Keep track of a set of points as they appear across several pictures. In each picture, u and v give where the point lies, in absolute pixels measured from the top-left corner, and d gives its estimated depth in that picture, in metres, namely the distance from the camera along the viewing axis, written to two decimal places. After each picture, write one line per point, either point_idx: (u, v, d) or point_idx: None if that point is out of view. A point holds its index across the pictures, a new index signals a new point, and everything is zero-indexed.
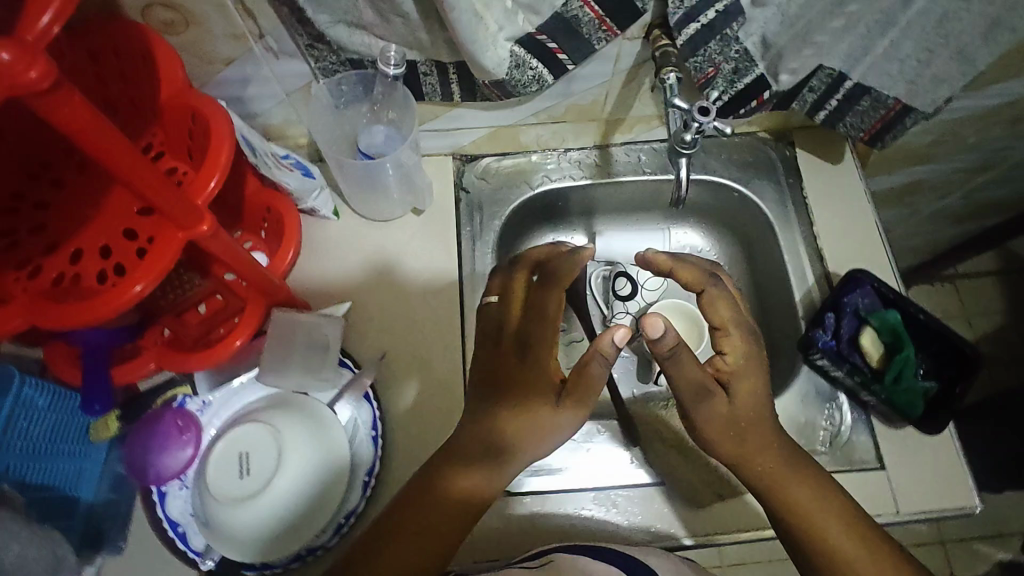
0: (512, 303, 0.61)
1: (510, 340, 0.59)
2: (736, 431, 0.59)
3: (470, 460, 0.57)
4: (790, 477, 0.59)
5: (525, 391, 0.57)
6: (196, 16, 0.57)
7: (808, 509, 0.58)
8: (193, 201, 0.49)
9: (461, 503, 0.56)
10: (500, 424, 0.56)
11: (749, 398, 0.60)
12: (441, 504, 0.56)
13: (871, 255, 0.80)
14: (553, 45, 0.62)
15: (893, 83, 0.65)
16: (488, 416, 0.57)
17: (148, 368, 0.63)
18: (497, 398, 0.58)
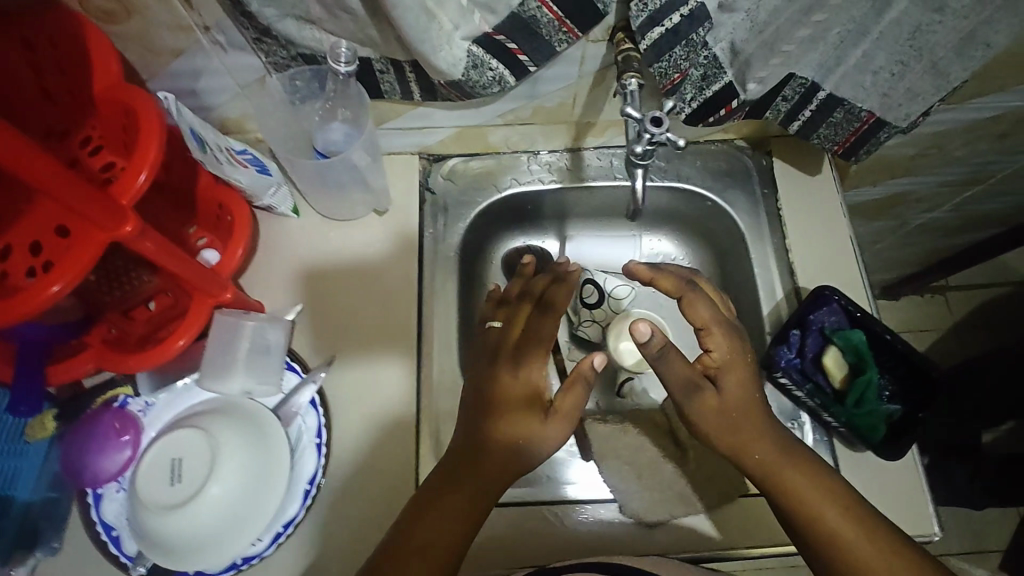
0: (512, 328, 0.65)
1: (503, 356, 0.62)
2: (739, 433, 0.58)
3: (489, 460, 0.56)
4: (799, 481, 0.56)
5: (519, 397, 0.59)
6: (135, 6, 0.55)
7: (825, 513, 0.55)
8: (117, 200, 0.48)
9: (462, 509, 0.55)
10: (504, 427, 0.57)
11: (738, 389, 0.59)
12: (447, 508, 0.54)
13: (843, 271, 0.78)
14: (512, 45, 0.60)
15: (867, 95, 0.63)
16: (492, 417, 0.58)
17: (85, 368, 0.61)
18: (495, 400, 0.59)
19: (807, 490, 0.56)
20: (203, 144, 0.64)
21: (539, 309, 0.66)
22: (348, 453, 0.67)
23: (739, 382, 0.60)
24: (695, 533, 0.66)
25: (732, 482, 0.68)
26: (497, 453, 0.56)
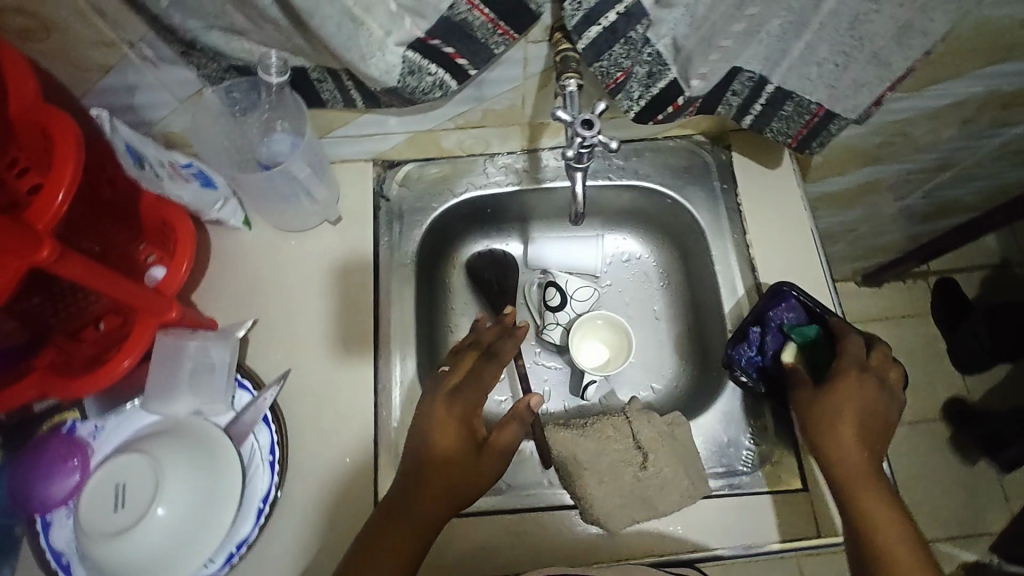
0: (458, 367, 0.64)
1: (444, 393, 0.61)
2: (829, 437, 0.60)
3: (428, 482, 0.57)
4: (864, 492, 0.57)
5: (454, 431, 0.59)
6: (54, 23, 0.54)
7: (887, 535, 0.55)
8: (31, 225, 0.46)
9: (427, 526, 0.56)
10: (455, 449, 0.58)
11: (845, 396, 0.61)
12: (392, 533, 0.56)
13: (805, 264, 0.77)
14: (448, 49, 0.58)
15: (814, 87, 0.62)
16: (444, 437, 0.58)
17: (29, 396, 0.60)
18: (438, 425, 0.59)
19: (873, 506, 0.56)
20: (141, 161, 0.63)
21: (484, 356, 0.66)
22: (304, 467, 0.66)
23: (848, 389, 0.61)
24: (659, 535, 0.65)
25: (694, 485, 0.66)
26: (438, 472, 0.57)
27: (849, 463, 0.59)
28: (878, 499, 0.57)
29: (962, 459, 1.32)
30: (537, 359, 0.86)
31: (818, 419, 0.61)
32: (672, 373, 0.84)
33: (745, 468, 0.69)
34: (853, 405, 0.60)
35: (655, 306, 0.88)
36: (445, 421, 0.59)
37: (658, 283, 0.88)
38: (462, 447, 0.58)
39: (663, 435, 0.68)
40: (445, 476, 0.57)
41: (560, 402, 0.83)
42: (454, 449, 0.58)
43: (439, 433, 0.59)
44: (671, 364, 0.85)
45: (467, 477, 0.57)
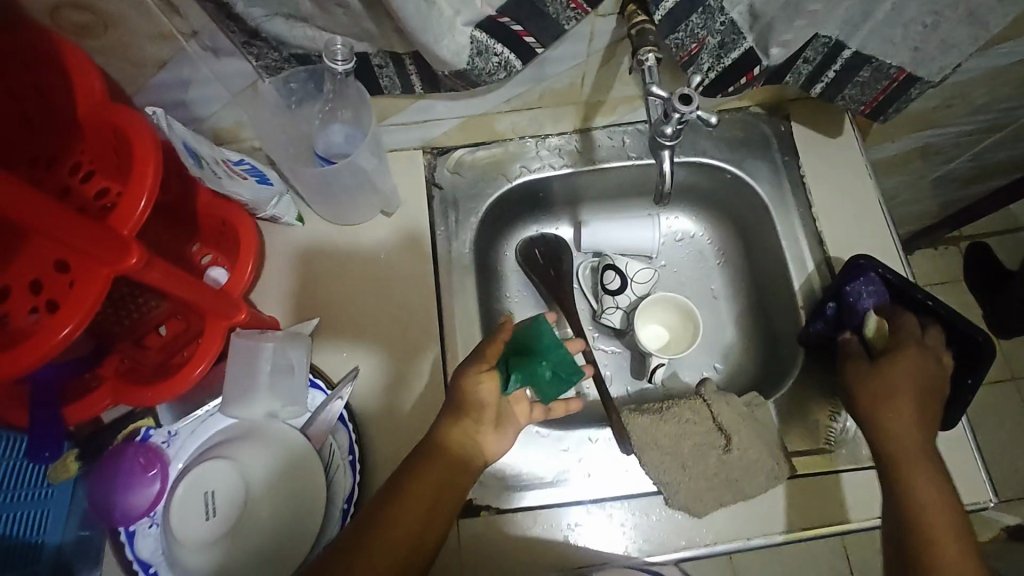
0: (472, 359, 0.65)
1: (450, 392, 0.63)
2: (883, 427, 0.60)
3: (420, 476, 0.58)
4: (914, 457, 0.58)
5: (463, 425, 0.60)
6: (112, 16, 0.52)
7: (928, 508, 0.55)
8: (119, 233, 0.45)
9: (406, 529, 0.54)
10: (436, 457, 0.59)
11: (902, 374, 0.62)
12: (399, 528, 0.54)
13: (874, 236, 0.75)
14: (518, 27, 0.56)
15: (896, 50, 0.59)
16: (444, 442, 0.59)
17: (104, 406, 0.59)
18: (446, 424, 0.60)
19: (914, 457, 0.58)
20: (199, 159, 0.60)
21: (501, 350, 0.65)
22: (382, 465, 0.65)
23: (904, 365, 0.63)
24: (733, 525, 0.65)
25: (779, 465, 0.65)
26: (431, 470, 0.58)
27: (913, 427, 0.60)
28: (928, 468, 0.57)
29: (1003, 425, 1.31)
30: (595, 343, 0.85)
31: (899, 378, 0.62)
32: (735, 352, 0.83)
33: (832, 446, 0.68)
34: (908, 366, 0.63)
35: (712, 284, 0.86)
36: (458, 423, 0.60)
37: (715, 261, 0.87)
38: (454, 453, 0.59)
39: (742, 416, 0.68)
40: (430, 482, 0.57)
41: (622, 387, 0.82)
42: (445, 461, 0.59)
43: (433, 449, 0.59)
44: (735, 342, 0.83)
45: (446, 488, 0.58)
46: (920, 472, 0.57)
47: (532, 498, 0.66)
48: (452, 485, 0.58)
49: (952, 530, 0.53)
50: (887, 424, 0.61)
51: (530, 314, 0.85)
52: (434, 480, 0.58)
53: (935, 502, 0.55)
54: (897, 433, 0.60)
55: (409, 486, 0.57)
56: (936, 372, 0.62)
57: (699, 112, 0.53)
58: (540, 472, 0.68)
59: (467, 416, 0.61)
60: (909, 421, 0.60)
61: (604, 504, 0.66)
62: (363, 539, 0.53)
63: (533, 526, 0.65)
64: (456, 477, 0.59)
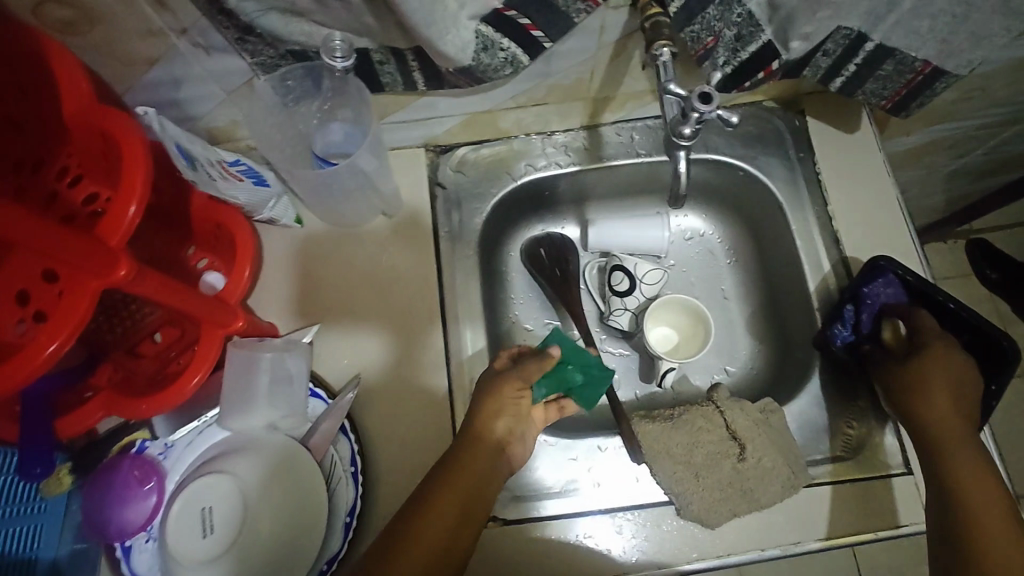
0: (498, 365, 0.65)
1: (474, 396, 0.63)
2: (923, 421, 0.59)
3: (441, 496, 0.54)
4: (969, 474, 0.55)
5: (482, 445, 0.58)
6: (98, 12, 0.49)
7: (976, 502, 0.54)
8: (107, 244, 0.42)
9: (430, 553, 0.51)
10: (460, 475, 0.56)
11: (938, 364, 0.60)
12: (433, 525, 0.52)
13: (892, 235, 0.72)
14: (525, 21, 0.53)
15: (922, 43, 0.56)
16: (465, 459, 0.57)
17: (97, 418, 0.57)
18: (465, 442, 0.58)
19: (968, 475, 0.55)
20: (194, 162, 0.58)
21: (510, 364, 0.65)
22: (384, 475, 0.64)
23: (937, 358, 0.61)
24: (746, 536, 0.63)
25: (795, 473, 0.63)
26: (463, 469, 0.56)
27: (960, 442, 0.57)
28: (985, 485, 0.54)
29: None
30: (603, 345, 0.82)
31: (933, 390, 0.59)
32: (746, 354, 0.80)
33: (845, 453, 0.66)
34: (939, 373, 0.60)
35: (723, 285, 0.84)
36: (474, 442, 0.58)
37: (725, 260, 0.84)
38: (474, 473, 0.57)
39: (755, 424, 0.66)
40: (454, 499, 0.54)
41: (630, 391, 0.80)
42: (468, 479, 0.56)
43: (455, 467, 0.56)
44: (747, 344, 0.81)
45: (469, 509, 0.55)
46: (975, 490, 0.54)
47: (538, 509, 0.64)
48: (475, 506, 0.55)
49: (1017, 552, 0.51)
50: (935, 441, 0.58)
51: (535, 316, 0.83)
52: (458, 499, 0.55)
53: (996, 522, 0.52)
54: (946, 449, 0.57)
55: (431, 506, 0.54)
56: (973, 376, 0.60)
57: (718, 112, 0.50)
58: (547, 481, 0.66)
59: (481, 435, 0.59)
60: (954, 435, 0.58)
61: (613, 514, 0.64)
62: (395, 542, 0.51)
63: (538, 538, 0.63)
64: (479, 498, 0.56)
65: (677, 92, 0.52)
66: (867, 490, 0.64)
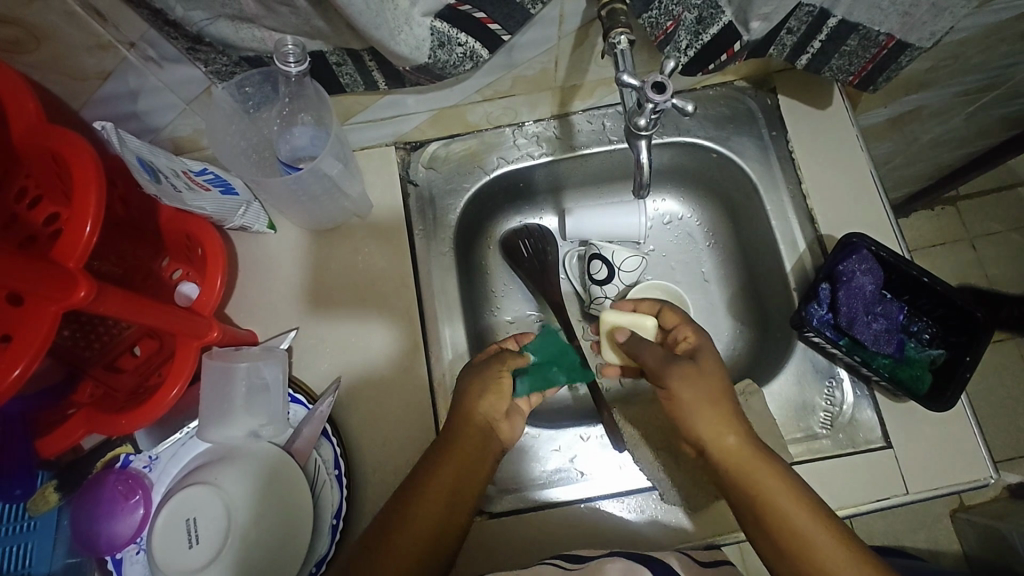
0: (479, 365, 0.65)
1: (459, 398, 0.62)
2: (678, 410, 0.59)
3: (433, 487, 0.56)
4: (787, 507, 0.52)
5: (471, 436, 0.59)
6: (44, 28, 0.48)
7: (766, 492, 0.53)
8: (63, 266, 0.42)
9: (420, 545, 0.53)
10: (449, 469, 0.57)
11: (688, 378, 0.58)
12: (423, 518, 0.54)
13: (867, 211, 0.72)
14: (480, 14, 0.52)
15: (884, 16, 0.56)
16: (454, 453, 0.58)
17: (78, 436, 0.57)
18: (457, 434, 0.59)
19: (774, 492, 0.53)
20: (155, 174, 0.57)
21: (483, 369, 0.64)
22: (371, 475, 0.64)
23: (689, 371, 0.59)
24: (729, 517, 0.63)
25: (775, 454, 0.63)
26: (452, 461, 0.57)
27: (756, 478, 0.54)
28: (797, 501, 0.53)
29: None
30: (586, 334, 0.82)
31: (703, 414, 0.57)
32: (728, 336, 0.80)
33: (825, 430, 0.66)
34: (703, 385, 0.58)
35: (703, 268, 0.84)
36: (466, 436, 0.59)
37: (703, 243, 0.84)
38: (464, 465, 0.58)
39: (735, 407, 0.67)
40: (444, 490, 0.56)
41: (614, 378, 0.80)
42: (457, 472, 0.57)
43: (444, 459, 0.57)
44: (730, 325, 0.81)
45: (456, 504, 0.57)
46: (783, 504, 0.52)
47: (523, 500, 0.65)
48: (463, 498, 0.57)
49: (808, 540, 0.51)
50: (750, 484, 0.54)
51: (516, 307, 0.83)
52: (448, 491, 0.56)
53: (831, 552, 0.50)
54: (750, 476, 0.54)
55: (422, 501, 0.55)
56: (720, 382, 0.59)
57: (673, 101, 0.50)
58: (532, 472, 0.67)
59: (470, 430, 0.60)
60: (751, 460, 0.55)
61: (595, 503, 0.65)
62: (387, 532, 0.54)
63: (522, 528, 0.63)
64: (466, 490, 0.58)
65: (631, 82, 0.51)
66: (851, 465, 0.64)
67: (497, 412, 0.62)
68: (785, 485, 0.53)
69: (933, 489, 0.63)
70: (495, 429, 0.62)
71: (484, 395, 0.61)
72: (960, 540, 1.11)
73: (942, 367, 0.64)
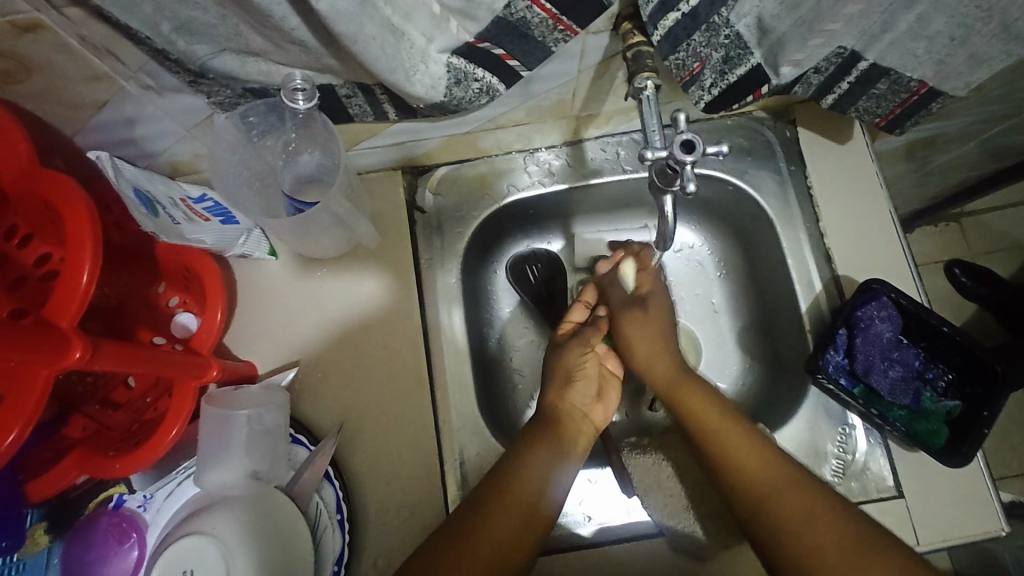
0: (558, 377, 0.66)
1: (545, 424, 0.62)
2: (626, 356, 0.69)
3: (496, 503, 0.54)
4: (746, 459, 0.57)
5: (547, 446, 0.59)
6: (35, 60, 0.45)
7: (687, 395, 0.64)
8: (56, 324, 0.40)
9: (501, 535, 0.52)
10: (528, 476, 0.57)
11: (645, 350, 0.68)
12: (501, 520, 0.53)
13: (887, 252, 0.70)
14: (499, 51, 0.49)
15: (919, 63, 0.53)
16: (527, 466, 0.57)
17: (68, 481, 0.54)
18: (526, 444, 0.59)
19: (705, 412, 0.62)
20: (153, 206, 0.54)
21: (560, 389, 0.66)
22: (372, 518, 0.63)
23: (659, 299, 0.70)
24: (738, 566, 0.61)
25: None
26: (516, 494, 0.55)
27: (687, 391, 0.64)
28: (709, 399, 0.63)
29: None
30: None
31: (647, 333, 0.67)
32: (737, 370, 0.79)
33: (836, 478, 0.65)
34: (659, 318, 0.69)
35: (713, 299, 0.82)
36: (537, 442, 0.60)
37: (715, 273, 0.82)
38: (529, 493, 0.56)
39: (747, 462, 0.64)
40: (511, 512, 0.54)
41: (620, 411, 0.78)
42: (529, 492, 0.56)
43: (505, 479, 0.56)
44: (740, 359, 0.79)
45: (536, 512, 0.55)
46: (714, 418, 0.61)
47: None
48: (539, 516, 0.55)
49: (764, 463, 0.56)
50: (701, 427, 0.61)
51: (525, 334, 0.80)
52: (523, 502, 0.55)
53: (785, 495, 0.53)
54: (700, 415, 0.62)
55: (491, 512, 0.53)
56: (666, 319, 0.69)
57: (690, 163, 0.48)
58: None
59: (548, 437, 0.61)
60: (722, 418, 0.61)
61: (602, 547, 0.63)
62: (457, 535, 0.52)
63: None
64: (540, 507, 0.56)
65: (660, 155, 0.50)
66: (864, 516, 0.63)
67: (587, 398, 0.67)
68: (765, 462, 0.56)
69: (944, 541, 0.62)
70: (587, 413, 0.66)
71: (579, 379, 0.67)
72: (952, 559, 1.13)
73: (958, 420, 0.63)
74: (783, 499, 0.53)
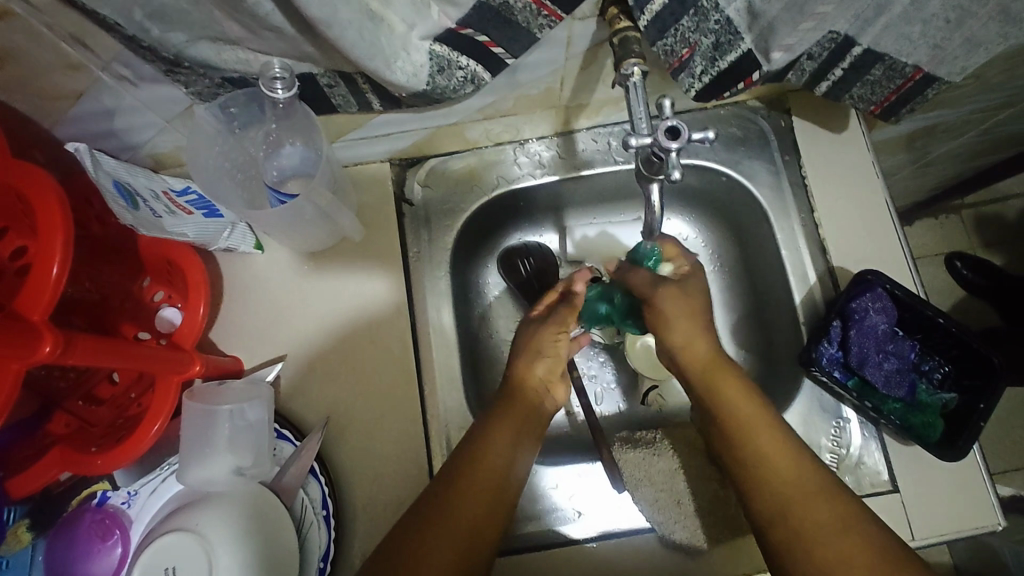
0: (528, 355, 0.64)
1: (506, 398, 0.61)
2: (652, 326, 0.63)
3: (463, 486, 0.53)
4: (742, 465, 0.53)
5: (510, 426, 0.58)
6: (8, 49, 0.44)
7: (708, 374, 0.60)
8: (28, 319, 0.39)
9: (466, 518, 0.51)
10: (490, 453, 0.55)
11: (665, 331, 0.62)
12: (466, 503, 0.52)
13: (883, 243, 0.69)
14: (483, 38, 0.47)
15: (913, 47, 0.52)
16: (489, 448, 0.56)
17: (48, 478, 0.52)
18: (490, 423, 0.58)
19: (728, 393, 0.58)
20: (133, 198, 0.53)
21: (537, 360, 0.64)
22: (360, 513, 0.62)
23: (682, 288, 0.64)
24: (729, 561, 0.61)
25: None
26: (481, 472, 0.54)
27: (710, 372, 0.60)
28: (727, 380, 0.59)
29: None
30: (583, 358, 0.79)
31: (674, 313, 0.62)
32: None
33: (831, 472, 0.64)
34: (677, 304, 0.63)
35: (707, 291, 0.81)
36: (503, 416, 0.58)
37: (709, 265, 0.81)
38: (493, 474, 0.54)
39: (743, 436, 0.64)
40: (475, 495, 0.53)
41: (613, 405, 0.77)
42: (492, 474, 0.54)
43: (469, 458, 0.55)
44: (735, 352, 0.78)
45: (502, 489, 0.54)
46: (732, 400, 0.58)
47: (518, 539, 0.63)
48: (503, 492, 0.54)
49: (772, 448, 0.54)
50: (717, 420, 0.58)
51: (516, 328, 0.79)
52: (489, 480, 0.54)
53: (796, 517, 0.50)
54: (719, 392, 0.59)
55: (455, 496, 0.52)
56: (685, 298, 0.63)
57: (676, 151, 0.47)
58: (530, 509, 0.64)
59: (511, 414, 0.59)
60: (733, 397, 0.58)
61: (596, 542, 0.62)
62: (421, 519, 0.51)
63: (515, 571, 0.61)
64: (505, 484, 0.55)
65: (644, 142, 0.49)
66: None
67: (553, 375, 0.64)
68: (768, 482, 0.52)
69: (940, 536, 0.61)
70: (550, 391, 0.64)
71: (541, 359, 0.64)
72: (951, 553, 1.12)
73: (954, 412, 0.62)
74: (785, 489, 0.52)
